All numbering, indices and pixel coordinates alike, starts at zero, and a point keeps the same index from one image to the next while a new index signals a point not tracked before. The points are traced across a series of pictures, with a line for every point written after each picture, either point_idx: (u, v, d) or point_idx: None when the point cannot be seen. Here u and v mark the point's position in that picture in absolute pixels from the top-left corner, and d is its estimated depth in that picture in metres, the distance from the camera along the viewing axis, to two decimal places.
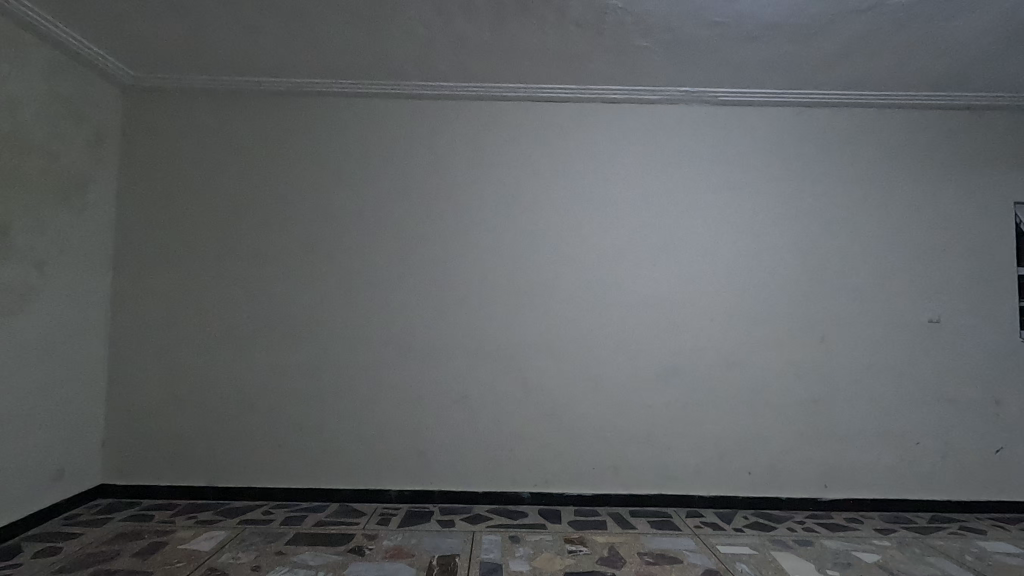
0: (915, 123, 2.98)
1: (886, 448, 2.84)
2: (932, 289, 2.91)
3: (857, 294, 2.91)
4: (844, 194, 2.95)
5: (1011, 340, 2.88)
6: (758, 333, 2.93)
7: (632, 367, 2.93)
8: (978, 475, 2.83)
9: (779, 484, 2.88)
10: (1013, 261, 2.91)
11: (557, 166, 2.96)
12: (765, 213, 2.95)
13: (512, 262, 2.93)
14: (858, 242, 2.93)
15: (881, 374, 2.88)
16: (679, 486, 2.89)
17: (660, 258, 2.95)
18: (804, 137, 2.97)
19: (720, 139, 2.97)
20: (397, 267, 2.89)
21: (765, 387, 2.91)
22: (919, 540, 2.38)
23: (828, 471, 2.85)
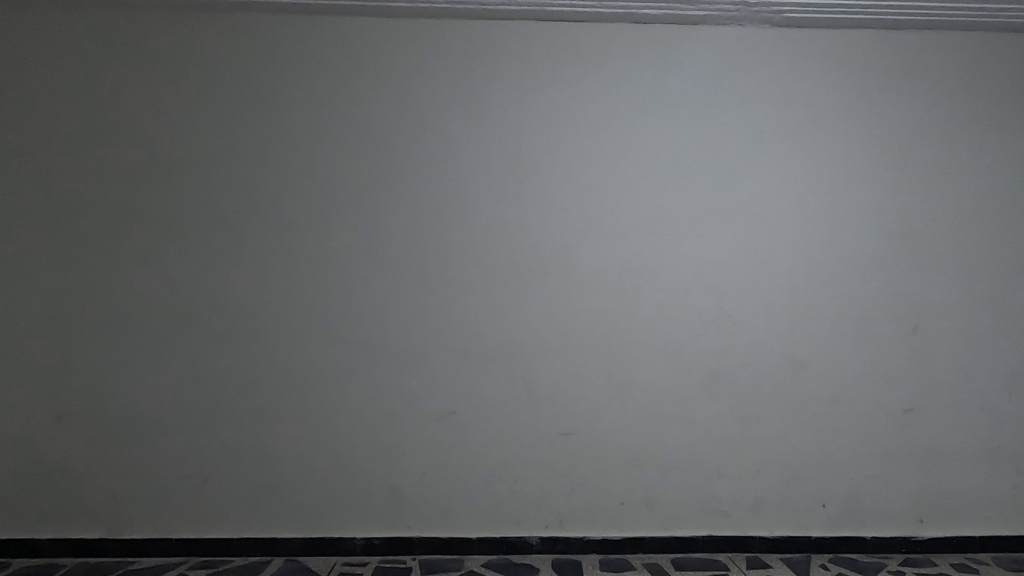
0: (953, 54, 2.59)
1: (996, 472, 2.55)
2: (1019, 272, 2.56)
3: (997, 283, 2.56)
4: (935, 155, 2.57)
5: None
6: (868, 334, 2.54)
7: (714, 344, 2.51)
8: None
9: (864, 521, 2.52)
10: None
11: (598, 106, 2.52)
12: (853, 181, 2.55)
13: (597, 220, 2.50)
14: (1010, 217, 2.57)
15: (983, 382, 2.56)
16: (733, 526, 2.49)
17: (727, 219, 2.52)
18: (895, 68, 2.57)
19: (859, 84, 2.56)
20: (453, 241, 2.48)
21: (843, 391, 2.52)
22: None
23: (924, 505, 2.54)
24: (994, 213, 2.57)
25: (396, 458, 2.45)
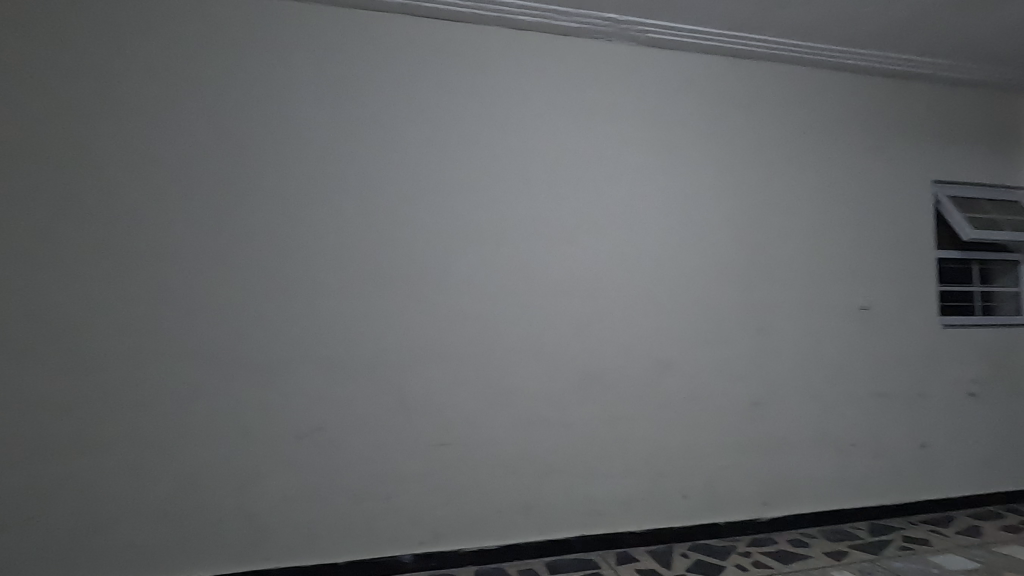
0: (788, 85, 2.91)
1: (823, 454, 2.90)
2: (839, 278, 2.95)
3: (823, 287, 2.92)
4: (777, 173, 2.86)
5: (892, 322, 3.03)
6: (722, 335, 2.76)
7: (586, 347, 2.58)
8: (906, 473, 3.03)
9: (718, 508, 2.74)
10: (891, 239, 3.05)
11: (477, 108, 2.50)
12: (712, 193, 2.77)
13: (474, 224, 2.47)
14: (832, 230, 2.95)
15: (814, 375, 2.89)
16: (604, 524, 2.58)
17: (602, 224, 2.62)
18: (741, 93, 2.83)
19: (713, 105, 2.79)
20: (321, 243, 2.31)
21: (700, 389, 2.72)
22: (822, 568, 2.41)
23: (767, 488, 2.81)
24: (822, 226, 2.93)
25: (253, 483, 2.21)
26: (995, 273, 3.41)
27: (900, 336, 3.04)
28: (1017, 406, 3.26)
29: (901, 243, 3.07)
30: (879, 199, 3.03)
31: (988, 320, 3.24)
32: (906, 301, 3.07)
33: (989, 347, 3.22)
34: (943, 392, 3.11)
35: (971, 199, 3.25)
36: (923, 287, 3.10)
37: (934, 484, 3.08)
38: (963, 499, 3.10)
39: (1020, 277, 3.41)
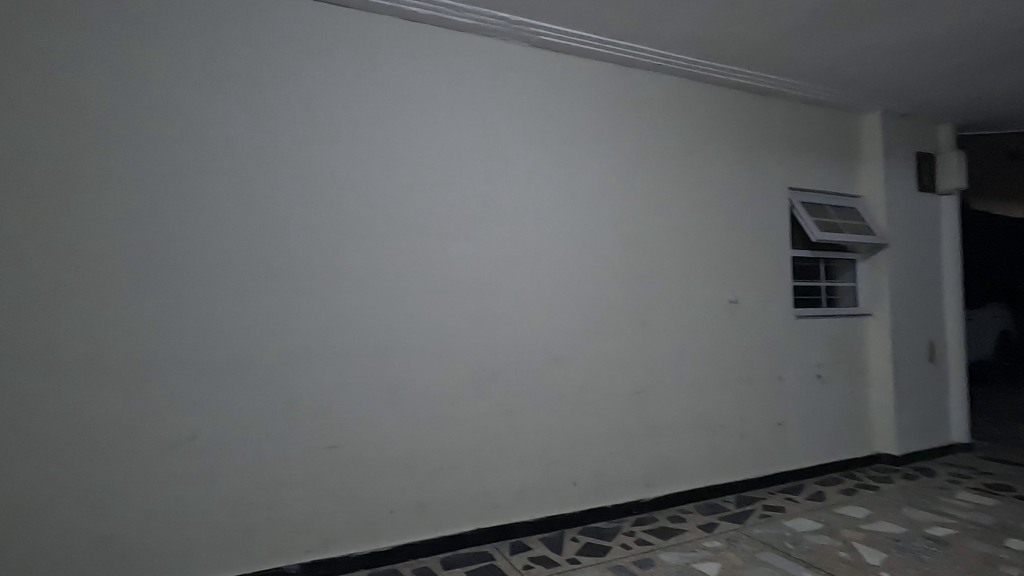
0: (667, 96, 3.12)
1: (698, 436, 3.16)
2: (711, 275, 3.22)
3: (698, 282, 3.18)
4: (658, 177, 3.07)
5: (756, 315, 3.37)
6: (610, 328, 2.91)
7: (481, 344, 2.60)
8: (766, 449, 3.39)
9: (606, 492, 2.89)
10: (755, 240, 3.39)
11: (367, 99, 2.42)
12: (600, 192, 2.91)
13: (366, 219, 2.40)
14: (705, 231, 3.21)
15: (690, 364, 3.14)
16: (499, 515, 2.62)
17: (496, 220, 2.65)
18: (627, 101, 3.00)
19: (601, 110, 2.93)
20: (192, 236, 2.12)
21: (590, 381, 2.85)
22: (696, 541, 2.64)
23: (649, 471, 3.02)
24: (698, 226, 3.19)
25: (111, 503, 1.99)
26: (837, 270, 3.90)
27: (762, 327, 3.40)
28: (854, 385, 3.76)
29: (763, 243, 3.42)
30: (745, 204, 3.36)
31: (832, 312, 3.71)
32: (767, 296, 3.42)
33: (833, 335, 3.68)
34: (796, 376, 3.52)
35: (820, 205, 3.69)
36: (781, 283, 3.48)
37: (789, 457, 3.47)
38: (812, 469, 3.54)
39: (857, 274, 3.93)
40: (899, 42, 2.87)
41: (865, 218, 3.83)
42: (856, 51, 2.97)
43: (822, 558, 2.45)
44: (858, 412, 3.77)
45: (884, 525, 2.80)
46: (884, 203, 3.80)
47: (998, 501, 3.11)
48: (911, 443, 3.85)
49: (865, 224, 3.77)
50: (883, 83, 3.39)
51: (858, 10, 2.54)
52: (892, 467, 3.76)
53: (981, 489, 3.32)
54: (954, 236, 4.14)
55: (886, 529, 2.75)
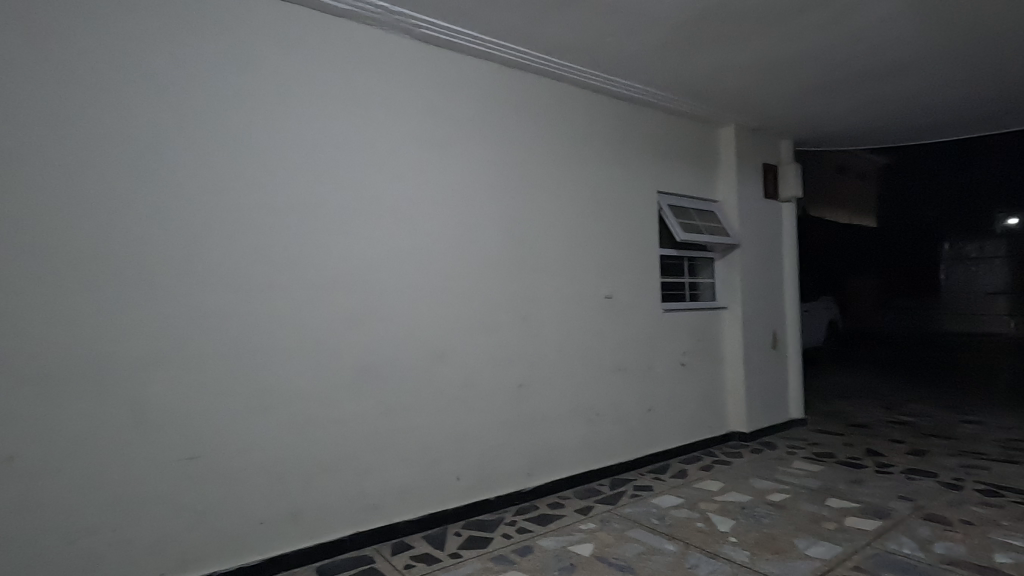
0: (547, 98, 3.25)
1: (576, 425, 3.32)
2: (589, 271, 3.40)
3: (576, 279, 3.34)
4: (539, 176, 3.18)
5: (629, 309, 3.62)
6: (493, 324, 2.97)
7: (361, 341, 2.53)
8: (638, 433, 3.65)
9: (490, 484, 2.94)
10: (628, 239, 3.62)
11: (231, 79, 2.24)
12: (482, 189, 2.95)
13: (232, 209, 2.22)
14: (583, 230, 3.38)
15: (569, 357, 3.30)
16: (381, 516, 2.57)
17: (376, 215, 2.58)
18: (508, 102, 3.07)
19: (484, 109, 2.98)
20: (12, 224, 1.83)
21: (473, 375, 2.89)
22: (573, 524, 2.78)
23: (531, 461, 3.12)
24: (576, 225, 3.35)
25: None
26: (699, 268, 4.30)
27: (635, 320, 3.65)
28: (712, 371, 4.17)
29: (635, 242, 3.67)
30: (620, 204, 3.59)
31: (694, 305, 4.08)
32: (639, 291, 3.68)
33: (694, 326, 4.05)
34: (664, 364, 3.82)
35: (684, 208, 4.03)
36: (651, 279, 3.76)
37: (657, 440, 3.77)
38: (677, 449, 3.87)
39: (715, 271, 4.36)
40: (746, 65, 3.22)
41: (722, 221, 4.25)
42: (713, 70, 3.29)
43: (682, 529, 2.70)
44: (715, 395, 4.18)
45: (734, 495, 3.14)
46: (736, 208, 4.25)
47: (823, 466, 3.61)
48: (758, 421, 4.36)
49: (721, 226, 4.18)
50: (735, 100, 3.79)
51: (711, 33, 2.82)
52: (743, 443, 4.22)
53: (811, 457, 3.84)
54: (792, 238, 4.73)
55: (735, 499, 3.08)
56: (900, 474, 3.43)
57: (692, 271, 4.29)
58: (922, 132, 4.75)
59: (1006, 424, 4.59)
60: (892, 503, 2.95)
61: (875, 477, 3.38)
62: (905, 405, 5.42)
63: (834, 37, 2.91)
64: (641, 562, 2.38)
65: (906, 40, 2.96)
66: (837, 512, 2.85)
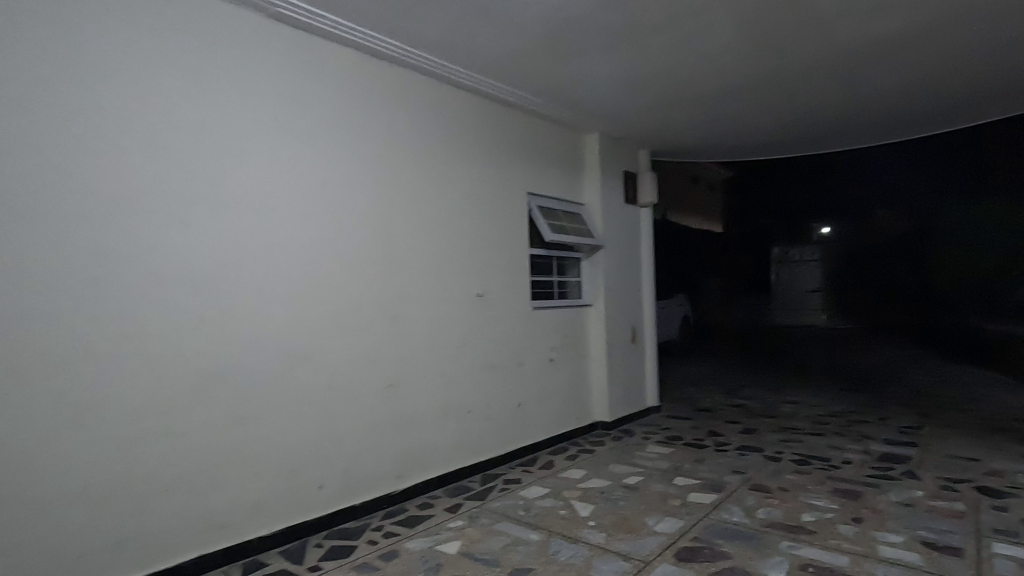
0: (417, 95, 3.21)
1: (447, 423, 3.32)
2: (460, 269, 3.41)
3: (448, 277, 3.34)
4: (408, 172, 3.13)
5: (500, 306, 3.69)
6: (359, 323, 2.86)
7: (208, 344, 2.31)
8: (509, 427, 3.73)
9: (356, 490, 2.84)
10: (499, 238, 3.70)
11: (37, 42, 1.93)
12: (348, 183, 2.84)
13: (40, 192, 1.91)
14: (455, 227, 3.39)
15: (440, 355, 3.28)
16: (231, 535, 2.36)
17: (224, 207, 2.37)
18: (375, 95, 2.99)
19: (349, 100, 2.87)
20: None
21: (337, 377, 2.76)
22: (442, 523, 2.77)
23: (400, 463, 3.05)
24: (447, 223, 3.34)
25: None
26: (567, 267, 4.51)
27: (506, 317, 3.73)
28: (579, 365, 4.40)
29: (506, 241, 3.75)
30: (491, 204, 3.64)
31: (562, 303, 4.27)
32: (510, 289, 3.77)
33: (562, 323, 4.24)
34: (533, 360, 3.95)
35: (553, 210, 4.20)
36: (521, 277, 3.87)
37: (527, 434, 3.88)
38: (546, 441, 4.02)
39: (581, 270, 4.59)
40: (606, 77, 3.44)
41: (587, 223, 4.49)
42: (576, 80, 3.47)
43: (546, 518, 2.81)
44: (581, 388, 4.42)
45: (596, 481, 3.34)
46: (600, 211, 4.52)
47: (672, 449, 3.97)
48: (619, 410, 4.68)
49: (587, 228, 4.42)
50: (597, 110, 4.03)
51: (573, 44, 2.97)
52: (606, 432, 4.51)
53: (663, 441, 4.20)
54: (649, 240, 5.14)
55: (596, 484, 3.28)
56: (734, 451, 3.87)
57: (561, 270, 4.49)
58: (754, 150, 5.41)
59: (817, 402, 5.39)
60: (726, 478, 3.33)
61: (715, 455, 3.79)
62: (741, 390, 6.15)
63: (680, 59, 3.21)
64: (506, 554, 2.43)
65: (737, 69, 3.35)
66: (682, 489, 3.15)
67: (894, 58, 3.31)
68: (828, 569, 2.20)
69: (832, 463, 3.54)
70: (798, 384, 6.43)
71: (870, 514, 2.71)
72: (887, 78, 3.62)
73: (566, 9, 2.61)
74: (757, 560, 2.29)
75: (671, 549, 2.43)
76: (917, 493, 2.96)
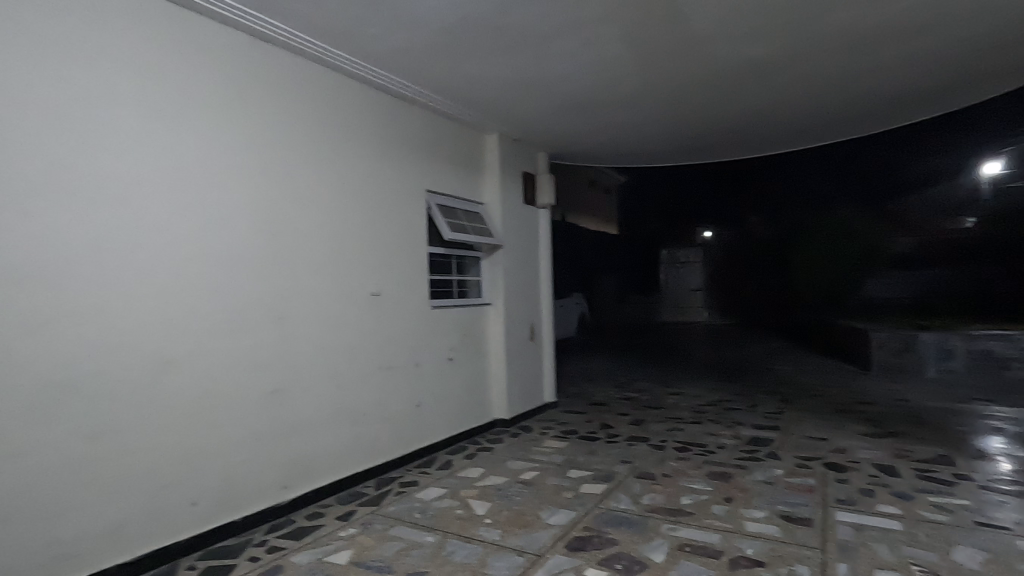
0: (307, 82, 3.04)
1: (340, 428, 3.18)
2: (354, 267, 3.29)
3: (341, 276, 3.20)
4: (297, 165, 2.97)
5: (398, 305, 3.60)
6: (240, 325, 2.66)
7: (53, 349, 2.03)
8: (405, 429, 3.65)
9: (236, 504, 2.63)
10: (396, 236, 3.61)
11: None
12: (227, 174, 2.63)
13: None
14: (348, 224, 3.26)
15: (332, 357, 3.14)
16: (82, 564, 2.09)
17: (74, 195, 2.10)
18: (259, 79, 2.79)
19: (229, 83, 2.65)
20: None
21: (214, 384, 2.55)
22: (333, 533, 2.65)
23: (287, 472, 2.88)
24: (340, 220, 3.21)
25: None
26: (466, 266, 4.50)
27: (403, 316, 3.65)
28: (477, 364, 4.41)
29: (404, 239, 3.67)
30: (388, 200, 3.55)
31: (461, 302, 4.25)
32: (407, 288, 3.69)
33: (461, 322, 4.23)
34: (431, 360, 3.90)
35: (452, 208, 4.17)
36: (420, 276, 3.80)
37: (425, 435, 3.83)
38: (444, 442, 3.99)
39: (481, 269, 4.61)
40: (504, 79, 3.47)
41: (487, 222, 4.51)
42: (475, 79, 3.47)
43: (442, 520, 2.78)
44: (480, 387, 4.43)
45: (493, 478, 3.36)
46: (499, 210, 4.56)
47: (567, 443, 4.11)
48: (517, 408, 4.76)
49: (486, 227, 4.44)
50: (496, 110, 4.06)
51: (471, 43, 2.96)
52: (504, 429, 4.57)
53: (559, 435, 4.34)
54: (547, 241, 5.28)
55: (493, 482, 3.30)
56: (624, 442, 4.09)
57: (460, 269, 4.47)
58: (643, 158, 5.74)
59: (697, 393, 5.84)
60: (616, 468, 3.50)
61: (606, 447, 3.97)
62: (632, 384, 6.51)
63: (574, 67, 3.32)
64: (400, 559, 2.38)
65: (628, 79, 3.53)
66: (575, 482, 3.27)
67: (760, 82, 3.67)
68: (702, 548, 2.38)
69: (708, 449, 3.85)
70: (681, 376, 6.94)
71: (738, 494, 2.98)
72: (755, 98, 4.01)
73: (463, 9, 2.61)
74: (641, 544, 2.43)
75: (563, 541, 2.50)
76: (778, 472, 3.30)
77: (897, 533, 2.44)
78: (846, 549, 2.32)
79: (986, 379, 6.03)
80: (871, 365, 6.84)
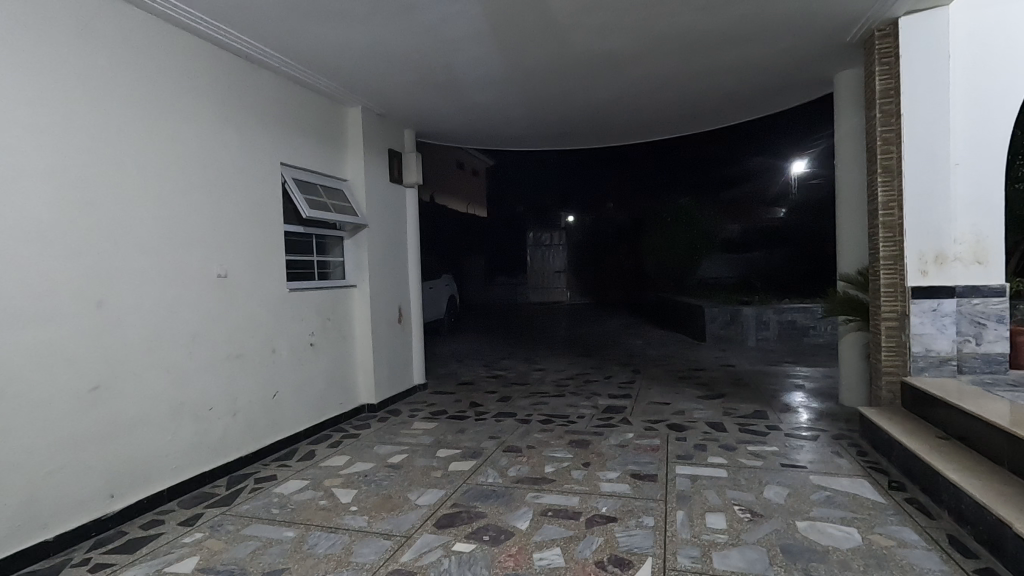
0: (130, 31, 2.63)
1: (180, 425, 2.86)
2: (193, 246, 2.93)
3: (177, 255, 2.85)
4: (116, 127, 2.56)
5: (248, 288, 3.30)
6: (43, 314, 2.25)
7: None
8: (260, 421, 3.39)
9: (46, 521, 2.25)
10: (246, 211, 3.29)
11: None
12: (22, 133, 2.19)
13: None
14: (185, 197, 2.90)
15: (167, 347, 2.79)
16: None
17: None
18: (68, 22, 2.36)
19: (25, 21, 2.20)
20: None
21: (9, 384, 2.13)
22: (177, 540, 2.39)
23: (114, 479, 2.52)
24: (175, 194, 2.84)
25: None
26: (328, 246, 4.25)
27: (256, 300, 3.36)
28: (341, 349, 4.21)
29: (257, 215, 3.37)
30: (236, 171, 3.22)
31: (322, 284, 4.01)
32: (260, 268, 3.40)
33: (322, 305, 4.00)
34: (289, 346, 3.65)
35: (310, 183, 3.90)
36: (274, 257, 3.52)
37: (282, 425, 3.58)
38: (304, 431, 3.77)
39: (344, 250, 4.39)
40: (366, 49, 3.30)
41: (350, 200, 4.30)
42: (336, 47, 3.26)
43: (302, 512, 2.64)
44: (343, 373, 4.24)
45: (358, 465, 3.26)
46: (363, 188, 4.37)
47: (436, 423, 4.12)
48: (384, 391, 4.65)
49: (349, 205, 4.23)
50: (360, 82, 3.87)
51: (333, 6, 2.77)
52: (371, 414, 4.43)
53: (428, 416, 4.32)
54: (413, 221, 5.17)
55: (359, 469, 3.20)
56: (491, 418, 4.20)
57: (322, 250, 4.21)
58: (509, 142, 5.88)
59: (558, 368, 6.18)
60: (484, 444, 3.58)
61: (474, 424, 4.04)
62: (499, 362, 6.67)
63: (440, 42, 3.25)
64: (255, 559, 2.22)
65: (496, 60, 3.55)
66: (443, 461, 3.29)
67: (618, 73, 3.91)
68: (563, 511, 2.54)
69: (569, 419, 4.10)
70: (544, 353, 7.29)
71: (595, 458, 3.22)
72: (612, 89, 4.26)
73: None
74: (508, 514, 2.53)
75: (432, 519, 2.51)
76: (629, 435, 3.62)
77: (723, 479, 2.82)
78: (684, 497, 2.62)
79: (792, 344, 7.18)
80: (705, 335, 7.78)
